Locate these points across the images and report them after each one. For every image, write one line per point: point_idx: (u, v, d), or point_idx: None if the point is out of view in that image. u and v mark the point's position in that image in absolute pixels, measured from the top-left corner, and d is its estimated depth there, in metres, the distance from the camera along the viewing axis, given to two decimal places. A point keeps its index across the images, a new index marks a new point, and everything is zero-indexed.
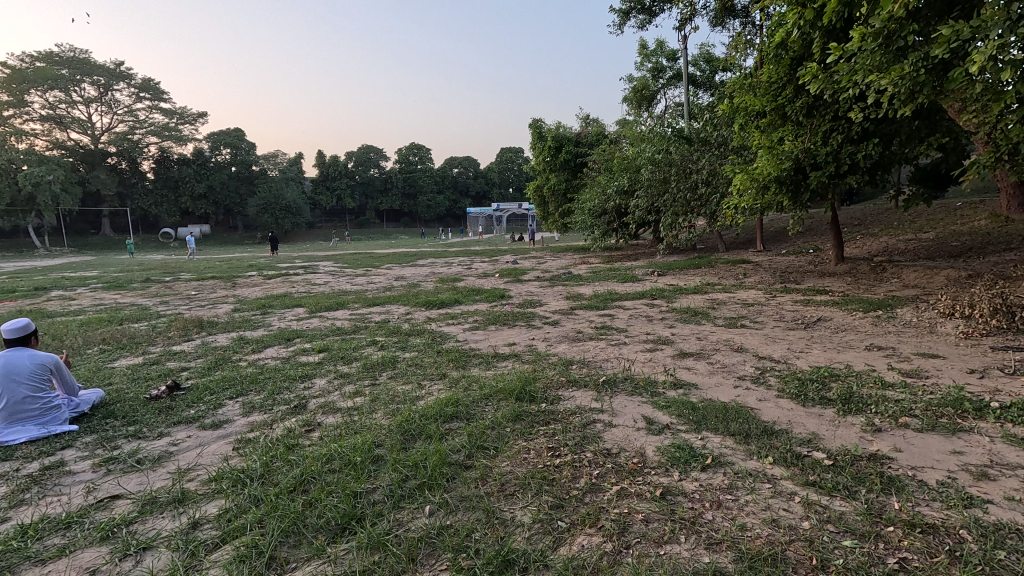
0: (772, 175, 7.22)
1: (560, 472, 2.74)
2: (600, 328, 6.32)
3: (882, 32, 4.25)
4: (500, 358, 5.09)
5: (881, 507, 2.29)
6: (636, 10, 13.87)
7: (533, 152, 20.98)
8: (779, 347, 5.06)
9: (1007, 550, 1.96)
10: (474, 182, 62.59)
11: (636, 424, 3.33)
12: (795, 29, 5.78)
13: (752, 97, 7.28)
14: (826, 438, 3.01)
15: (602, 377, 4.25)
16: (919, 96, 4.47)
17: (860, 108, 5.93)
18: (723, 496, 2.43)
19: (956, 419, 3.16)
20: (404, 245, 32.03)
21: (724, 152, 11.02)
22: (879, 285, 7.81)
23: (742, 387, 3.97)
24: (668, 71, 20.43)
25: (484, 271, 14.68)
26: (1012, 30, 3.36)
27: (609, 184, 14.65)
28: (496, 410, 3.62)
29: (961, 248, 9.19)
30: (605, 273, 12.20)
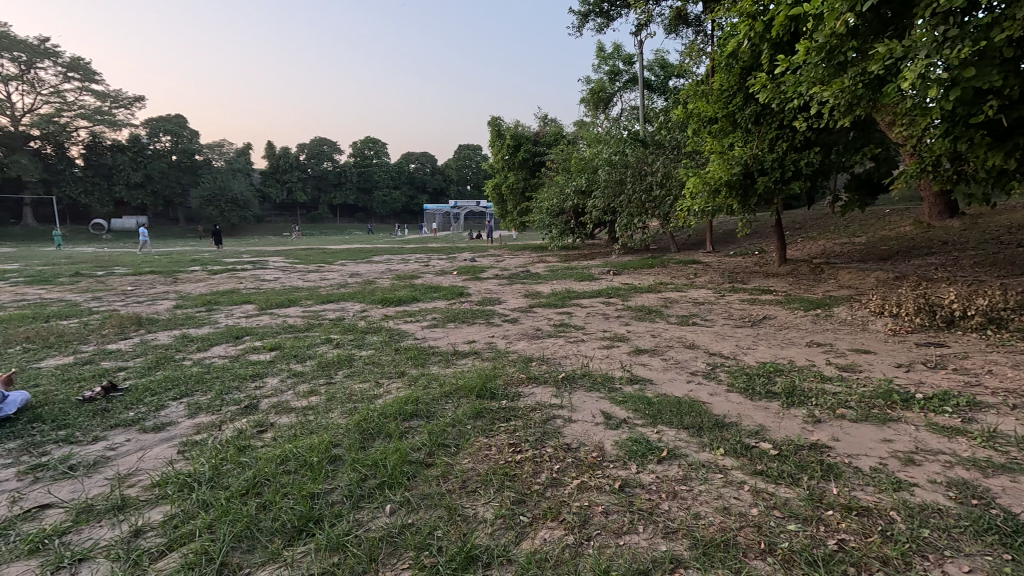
0: (722, 179, 7.54)
1: (521, 467, 2.76)
2: (559, 326, 6.41)
3: (825, 47, 4.52)
4: (459, 355, 5.06)
5: (821, 492, 2.45)
6: (594, 13, 14.11)
7: (491, 150, 20.91)
8: (727, 344, 5.29)
9: (931, 529, 2.13)
10: (432, 178, 61.98)
11: (594, 419, 3.41)
12: (746, 40, 6.04)
13: (705, 103, 7.56)
14: (772, 429, 3.18)
15: (562, 373, 4.31)
16: (857, 109, 4.78)
17: (803, 117, 6.27)
18: (678, 487, 2.53)
19: (886, 409, 3.41)
20: (360, 242, 31.26)
21: (678, 155, 11.40)
22: (818, 286, 8.30)
23: (694, 381, 4.13)
24: (625, 75, 20.94)
25: (442, 269, 14.43)
26: (938, 52, 3.65)
27: (567, 184, 14.85)
28: (456, 407, 3.61)
29: (890, 251, 9.89)
30: (562, 272, 12.34)
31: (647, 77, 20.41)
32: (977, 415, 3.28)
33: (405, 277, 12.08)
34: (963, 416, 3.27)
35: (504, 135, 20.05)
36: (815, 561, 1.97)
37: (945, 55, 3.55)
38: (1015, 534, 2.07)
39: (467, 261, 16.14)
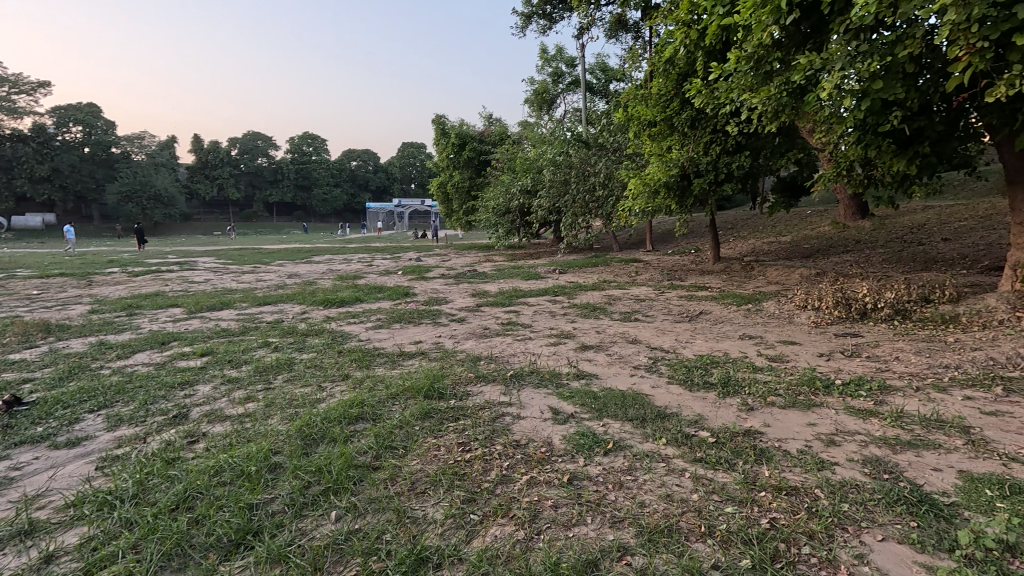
0: (661, 180, 7.86)
1: (471, 466, 2.75)
2: (506, 324, 6.44)
3: (753, 57, 4.78)
4: (406, 356, 4.98)
5: (755, 475, 2.60)
6: (538, 15, 14.27)
7: (436, 148, 20.66)
8: (668, 339, 5.52)
9: (850, 503, 2.32)
10: (374, 176, 60.47)
11: (542, 415, 3.45)
12: (681, 47, 6.28)
13: (644, 106, 7.81)
14: (710, 418, 3.34)
15: (510, 371, 4.34)
16: (782, 115, 5.09)
17: (735, 123, 6.61)
18: (624, 477, 2.60)
19: (811, 395, 3.67)
20: (298, 241, 30.02)
21: (619, 157, 11.74)
22: (749, 282, 8.82)
23: (637, 375, 4.28)
24: (567, 76, 21.30)
25: (386, 269, 14.11)
26: (851, 64, 3.95)
27: (513, 184, 14.96)
28: (404, 409, 3.54)
29: (811, 250, 10.66)
30: (509, 271, 12.40)
31: (588, 80, 20.88)
32: (887, 398, 3.60)
33: (347, 278, 11.73)
34: (875, 398, 3.58)
35: (449, 134, 19.95)
36: (750, 540, 2.08)
37: (857, 69, 3.85)
38: (920, 502, 2.29)
39: (412, 261, 15.89)
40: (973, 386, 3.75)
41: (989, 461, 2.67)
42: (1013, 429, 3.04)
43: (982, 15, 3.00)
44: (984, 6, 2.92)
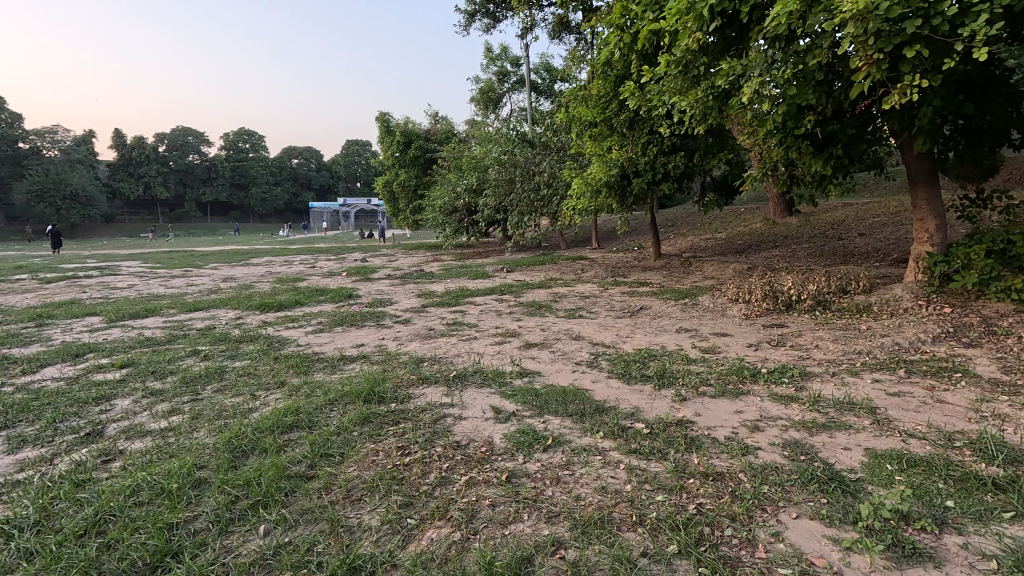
0: (602, 180, 8.07)
1: (409, 470, 2.71)
2: (451, 324, 6.39)
3: (681, 62, 4.96)
4: (347, 360, 4.85)
5: (684, 463, 2.72)
6: (481, 13, 14.25)
7: (380, 146, 20.18)
8: (609, 334, 5.67)
9: (770, 485, 2.47)
10: (317, 174, 58.45)
11: (484, 414, 3.46)
12: (616, 50, 6.42)
13: (585, 107, 7.95)
14: (645, 410, 3.47)
15: (453, 372, 4.32)
16: (709, 118, 5.33)
17: (668, 124, 6.86)
18: (561, 472, 2.65)
19: (739, 384, 3.88)
20: (236, 243, 28.61)
21: (563, 156, 11.95)
22: (687, 277, 9.19)
23: (578, 371, 4.37)
24: (513, 76, 21.35)
25: (330, 270, 13.69)
26: (768, 71, 4.18)
27: (459, 182, 14.91)
28: (342, 414, 3.45)
29: (744, 245, 11.27)
30: (456, 271, 12.29)
31: (533, 80, 21.06)
32: (806, 383, 3.87)
33: (287, 280, 11.28)
34: (795, 384, 3.84)
35: (394, 132, 19.63)
36: (677, 525, 2.17)
37: (773, 76, 4.09)
38: (830, 480, 2.47)
39: (357, 262, 15.49)
40: (880, 369, 4.09)
41: (891, 438, 2.91)
42: (912, 408, 3.34)
43: (877, 29, 3.25)
44: (879, 21, 3.17)
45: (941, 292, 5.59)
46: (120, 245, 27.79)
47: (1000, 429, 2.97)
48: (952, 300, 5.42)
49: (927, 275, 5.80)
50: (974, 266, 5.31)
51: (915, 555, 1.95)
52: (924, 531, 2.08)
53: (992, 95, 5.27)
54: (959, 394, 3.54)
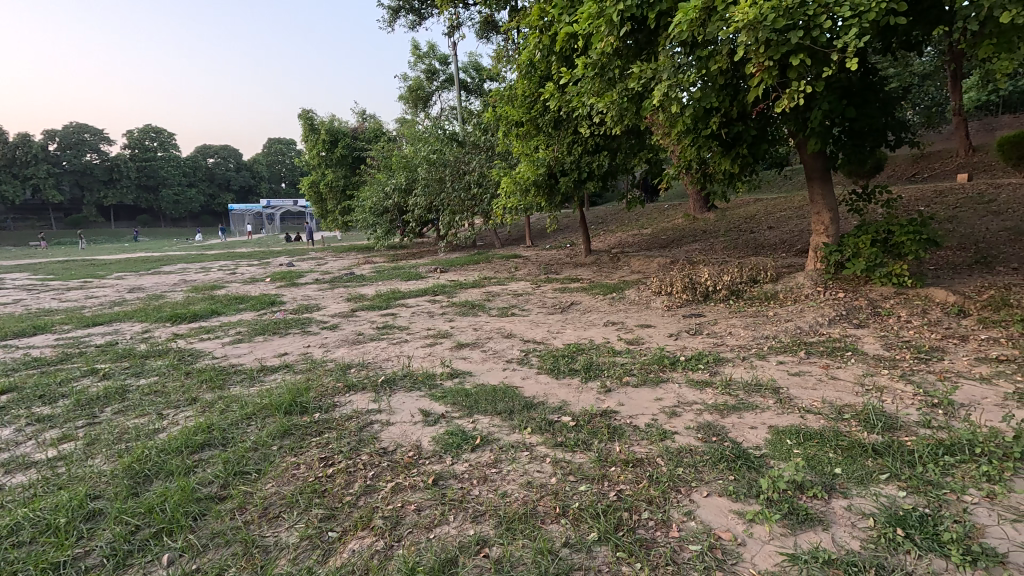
0: (530, 179, 8.23)
1: (332, 481, 2.62)
2: (381, 328, 6.25)
3: (598, 65, 5.11)
4: (267, 371, 4.61)
5: (607, 452, 2.82)
6: (405, 9, 14.00)
7: (304, 144, 19.30)
8: (540, 331, 5.77)
9: (684, 466, 2.61)
10: (236, 175, 54.98)
11: (413, 418, 3.41)
12: (537, 51, 6.51)
13: (511, 107, 8.01)
14: (572, 403, 3.56)
15: (382, 377, 4.21)
16: (626, 119, 5.53)
17: (589, 124, 7.06)
18: (488, 471, 2.67)
19: (660, 372, 4.08)
20: (146, 249, 26.43)
21: (492, 156, 11.99)
22: (615, 272, 9.53)
23: (509, 369, 4.41)
24: (441, 74, 21.12)
25: (252, 276, 12.94)
26: (677, 75, 4.40)
27: (388, 182, 14.57)
28: (261, 429, 3.28)
29: (668, 240, 11.84)
30: (389, 273, 12.02)
31: (462, 79, 20.94)
32: (719, 368, 4.14)
33: (203, 289, 10.54)
34: (710, 369, 4.09)
35: (319, 130, 18.83)
36: (598, 513, 2.25)
37: (680, 80, 4.32)
38: (737, 458, 2.64)
39: (282, 267, 14.76)
40: (785, 352, 4.44)
41: (791, 415, 3.18)
42: (810, 385, 3.66)
43: (766, 38, 3.52)
44: (767, 31, 3.45)
45: (836, 279, 6.16)
46: (22, 253, 27.30)
47: (880, 399, 3.32)
48: (845, 286, 5.99)
49: (825, 264, 6.36)
50: (862, 254, 5.89)
51: (807, 520, 2.14)
52: (816, 498, 2.29)
53: (870, 100, 5.87)
54: (849, 370, 3.93)
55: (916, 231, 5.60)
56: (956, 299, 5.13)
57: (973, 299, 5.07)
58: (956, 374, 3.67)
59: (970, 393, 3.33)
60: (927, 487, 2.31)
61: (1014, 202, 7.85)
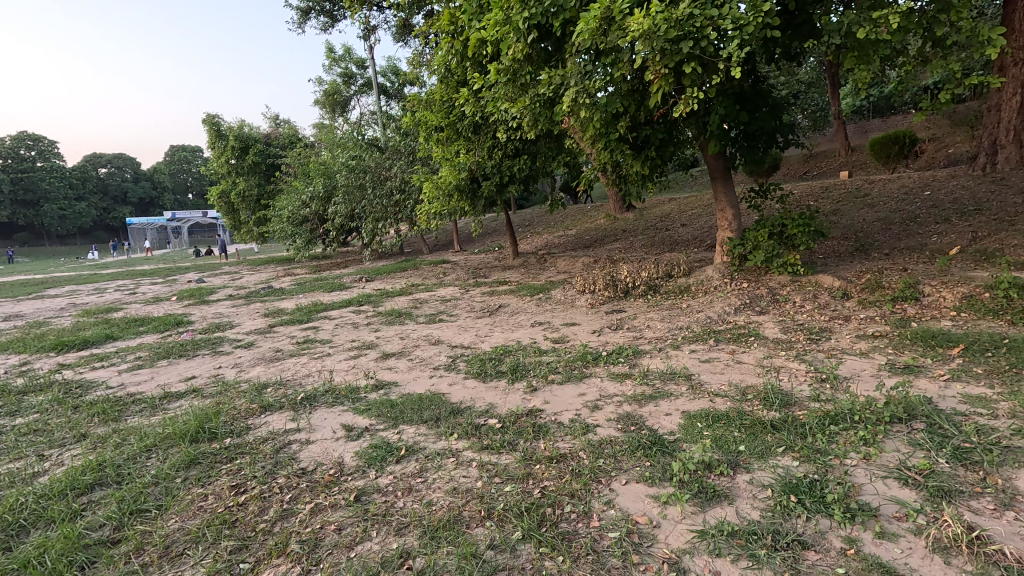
0: (453, 183, 8.28)
1: (244, 510, 2.47)
2: (302, 343, 5.96)
3: (509, 70, 5.20)
4: (171, 397, 4.24)
5: (532, 451, 2.86)
6: (316, 11, 13.49)
7: (210, 151, 18.00)
8: (468, 335, 5.76)
9: (605, 458, 2.71)
10: (134, 186, 50.30)
11: (334, 434, 3.28)
12: (451, 57, 6.51)
13: (430, 112, 7.95)
14: (498, 405, 3.58)
15: (301, 394, 4.01)
16: (540, 123, 5.66)
17: (507, 128, 7.17)
18: (413, 481, 2.62)
19: (584, 368, 4.21)
20: (25, 271, 23.44)
21: (413, 161, 11.83)
22: (542, 273, 9.72)
23: (436, 376, 4.36)
24: (359, 78, 20.55)
25: (155, 295, 11.88)
26: (585, 80, 4.58)
27: (306, 190, 13.96)
28: (162, 461, 3.01)
29: (591, 241, 12.25)
30: (310, 284, 11.50)
31: (380, 83, 20.50)
32: (638, 360, 4.34)
33: (97, 312, 9.53)
34: (629, 362, 4.28)
35: (226, 135, 17.66)
36: (522, 512, 2.28)
37: (587, 86, 4.51)
38: (653, 445, 2.78)
39: (190, 284, 13.69)
40: (696, 341, 4.74)
41: (702, 399, 3.40)
42: (719, 370, 3.94)
43: (662, 47, 3.77)
44: (661, 41, 3.69)
45: (741, 271, 6.65)
46: None
47: (779, 378, 3.63)
48: (749, 276, 6.49)
49: (730, 257, 6.85)
50: (761, 247, 6.39)
51: (714, 496, 2.30)
52: (722, 475, 2.46)
53: (760, 106, 6.40)
54: (752, 353, 4.27)
55: (805, 224, 6.16)
56: (840, 284, 5.70)
57: (854, 283, 5.66)
58: (840, 351, 4.10)
59: (852, 367, 3.73)
60: (816, 454, 2.56)
61: (885, 195, 8.87)
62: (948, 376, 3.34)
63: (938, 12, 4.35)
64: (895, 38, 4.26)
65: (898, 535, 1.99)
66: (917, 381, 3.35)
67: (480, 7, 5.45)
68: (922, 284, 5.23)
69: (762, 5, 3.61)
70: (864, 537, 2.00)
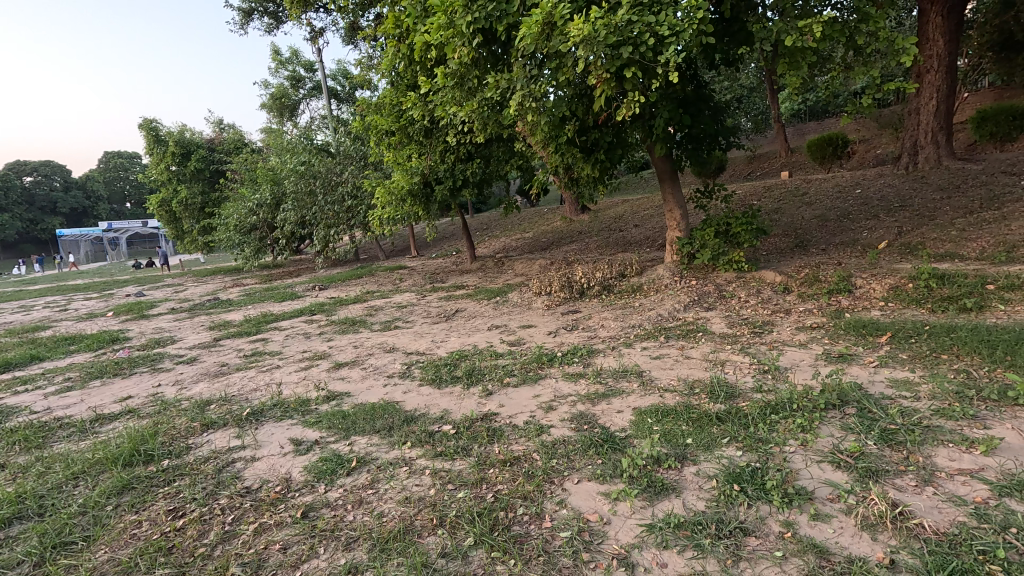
0: (405, 188, 8.16)
1: (182, 535, 2.34)
2: (250, 356, 5.73)
3: (456, 75, 5.21)
4: (104, 420, 3.97)
5: (486, 455, 2.85)
6: (259, 12, 13.05)
7: (148, 157, 17.03)
8: (424, 341, 5.68)
9: (558, 458, 2.73)
10: (64, 195, 47.07)
11: (282, 450, 3.16)
12: (398, 61, 6.44)
13: (379, 116, 7.84)
14: (453, 411, 3.55)
15: (247, 410, 3.84)
16: (489, 126, 5.68)
17: (458, 131, 7.15)
18: (364, 493, 2.56)
19: (539, 369, 4.24)
20: None
21: (365, 165, 11.60)
22: (500, 276, 9.73)
23: (391, 384, 4.27)
24: (308, 81, 20.01)
25: (90, 311, 11.15)
26: (531, 84, 4.62)
27: (253, 197, 13.45)
28: (92, 488, 2.82)
29: (547, 243, 12.36)
30: (260, 295, 11.08)
31: (330, 86, 20.03)
32: (592, 359, 4.40)
33: (22, 332, 8.85)
34: (584, 362, 4.34)
35: (166, 141, 16.80)
36: (474, 517, 2.26)
37: (534, 90, 4.56)
38: (605, 442, 2.82)
39: (129, 298, 12.92)
40: (648, 338, 4.85)
41: (652, 395, 3.48)
42: (669, 365, 4.05)
43: (603, 53, 3.86)
44: (601, 46, 3.79)
45: (690, 269, 6.86)
46: None
47: (724, 371, 3.77)
48: (697, 274, 6.70)
49: (680, 256, 7.05)
50: (708, 245, 6.61)
51: (662, 490, 2.35)
52: (670, 468, 2.52)
53: (702, 109, 6.63)
54: (700, 348, 4.41)
55: (748, 223, 6.42)
56: (782, 278, 5.97)
57: (794, 277, 5.94)
58: (782, 343, 4.29)
59: (791, 358, 3.92)
60: (758, 444, 2.66)
61: (821, 194, 9.37)
62: (877, 362, 3.56)
63: (858, 22, 4.66)
64: (820, 46, 4.52)
65: (831, 516, 2.10)
66: (850, 368, 3.56)
67: (425, 10, 5.42)
68: (855, 277, 5.55)
69: (697, 13, 3.75)
70: (801, 520, 2.09)
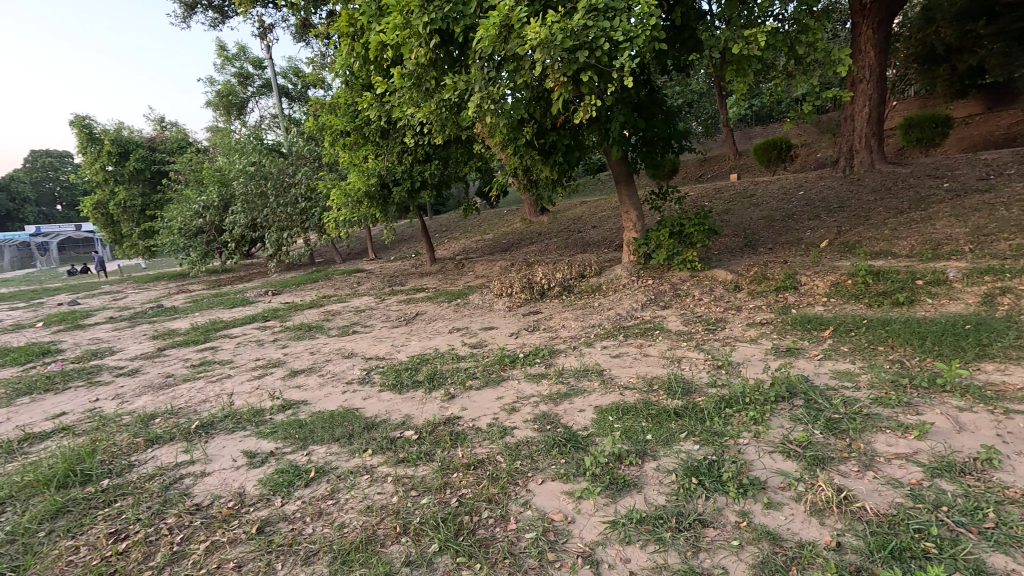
0: (361, 190, 7.98)
1: (125, 559, 2.20)
2: (198, 366, 5.45)
3: (413, 75, 5.14)
4: (33, 440, 3.68)
5: (450, 460, 2.82)
6: (203, 6, 12.46)
7: (80, 157, 15.90)
8: (384, 346, 5.57)
9: (522, 459, 2.73)
10: None
11: (235, 463, 3.02)
12: (353, 60, 6.29)
13: (334, 116, 7.64)
14: (415, 416, 3.50)
15: (195, 423, 3.65)
16: (447, 127, 5.63)
17: (415, 133, 7.06)
18: (324, 504, 2.48)
19: (501, 371, 4.24)
20: None
21: (319, 166, 11.28)
22: (460, 279, 9.66)
23: (350, 391, 4.17)
24: (256, 79, 19.27)
25: (16, 322, 10.32)
26: (489, 86, 4.61)
27: (199, 198, 12.83)
28: (21, 514, 2.61)
29: (507, 244, 12.37)
30: (208, 301, 10.58)
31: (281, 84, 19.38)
32: (554, 359, 4.44)
33: None
34: (545, 362, 4.37)
35: (101, 140, 15.74)
36: (438, 523, 2.24)
37: (492, 92, 4.55)
38: (568, 442, 2.84)
39: (62, 307, 12.05)
40: (607, 338, 4.94)
41: (613, 393, 3.54)
42: (628, 364, 4.13)
43: (560, 57, 3.91)
44: (558, 50, 3.83)
45: (646, 269, 7.02)
46: None
47: (681, 368, 3.88)
48: (654, 274, 6.87)
49: (637, 256, 7.20)
50: (664, 246, 6.79)
51: (624, 486, 2.40)
52: (632, 464, 2.57)
53: (655, 113, 6.81)
54: (658, 346, 4.53)
55: (701, 223, 6.63)
56: (733, 277, 6.21)
57: (744, 276, 6.19)
58: (734, 339, 4.46)
59: (744, 353, 4.08)
60: (714, 437, 2.75)
61: (768, 196, 9.80)
62: (822, 355, 3.75)
63: (799, 33, 4.91)
64: (765, 54, 4.74)
65: (783, 504, 2.20)
66: (797, 361, 3.74)
67: (379, 9, 5.33)
68: (800, 275, 5.84)
69: (650, 19, 3.85)
70: (755, 509, 2.18)
